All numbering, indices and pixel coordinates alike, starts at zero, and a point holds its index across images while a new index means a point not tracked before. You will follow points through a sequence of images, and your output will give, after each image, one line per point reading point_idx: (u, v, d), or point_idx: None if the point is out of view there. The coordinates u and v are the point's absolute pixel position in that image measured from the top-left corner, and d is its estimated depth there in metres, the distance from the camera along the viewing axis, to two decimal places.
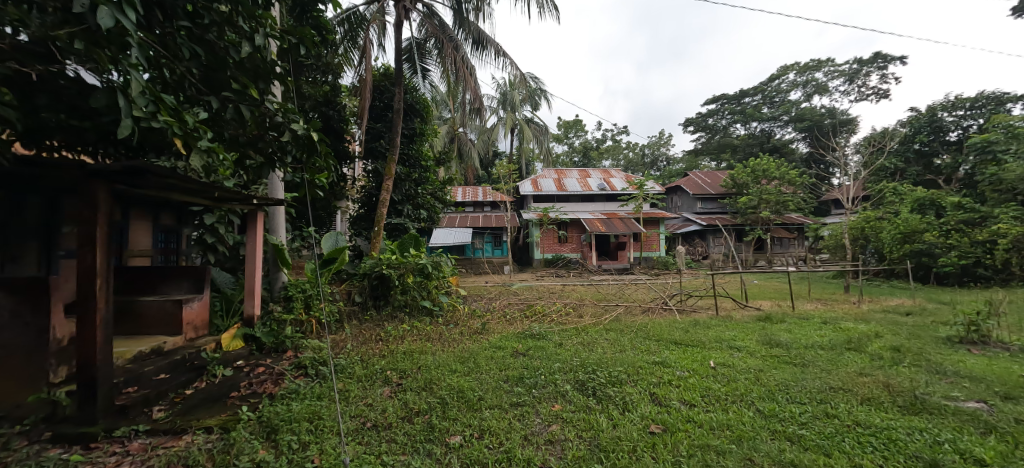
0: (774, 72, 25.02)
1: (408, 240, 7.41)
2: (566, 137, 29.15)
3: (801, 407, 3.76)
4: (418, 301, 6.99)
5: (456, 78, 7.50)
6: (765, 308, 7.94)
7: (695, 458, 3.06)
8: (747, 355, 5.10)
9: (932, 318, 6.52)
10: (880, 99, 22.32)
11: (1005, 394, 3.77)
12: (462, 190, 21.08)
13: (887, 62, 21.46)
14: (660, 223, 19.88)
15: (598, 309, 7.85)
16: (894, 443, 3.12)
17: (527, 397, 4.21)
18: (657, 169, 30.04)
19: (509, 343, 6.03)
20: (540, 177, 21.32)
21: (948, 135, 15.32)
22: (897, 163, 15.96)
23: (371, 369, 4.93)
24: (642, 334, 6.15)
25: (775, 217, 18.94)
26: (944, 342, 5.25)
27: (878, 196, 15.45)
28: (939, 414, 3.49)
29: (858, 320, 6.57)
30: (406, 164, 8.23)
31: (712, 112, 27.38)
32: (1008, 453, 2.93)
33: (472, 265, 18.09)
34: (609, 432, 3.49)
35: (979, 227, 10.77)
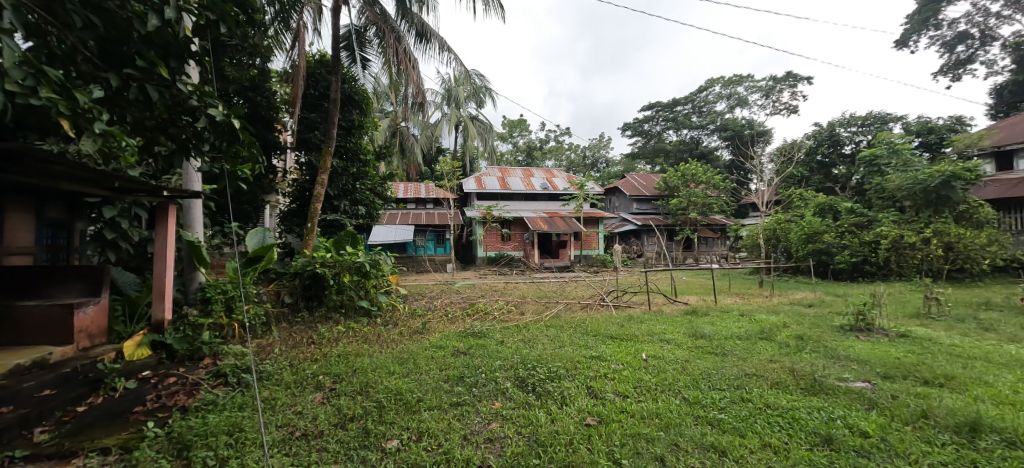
0: (703, 83, 26.96)
1: (345, 237, 7.01)
2: (510, 136, 29.37)
3: (721, 393, 4.09)
4: (356, 302, 6.66)
5: (398, 70, 7.27)
6: (691, 302, 8.55)
7: (627, 447, 3.20)
8: (674, 347, 5.43)
9: (828, 309, 7.39)
10: (791, 114, 24.91)
11: (884, 373, 4.37)
12: (404, 186, 20.51)
13: (797, 82, 23.99)
14: (599, 223, 20.70)
15: (539, 307, 7.97)
16: (797, 421, 3.48)
17: (468, 396, 4.18)
18: (598, 170, 31.21)
19: (450, 342, 5.95)
20: (485, 175, 21.30)
21: (843, 148, 17.41)
22: (803, 171, 17.90)
23: (302, 374, 4.63)
24: (579, 330, 6.34)
25: (702, 218, 20.49)
26: (838, 330, 5.96)
27: (786, 201, 17.22)
28: (833, 394, 3.95)
29: (769, 312, 7.27)
30: (344, 157, 7.80)
31: (648, 118, 28.92)
32: (885, 424, 3.39)
33: (414, 263, 17.66)
34: (548, 426, 3.55)
35: (867, 229, 12.35)
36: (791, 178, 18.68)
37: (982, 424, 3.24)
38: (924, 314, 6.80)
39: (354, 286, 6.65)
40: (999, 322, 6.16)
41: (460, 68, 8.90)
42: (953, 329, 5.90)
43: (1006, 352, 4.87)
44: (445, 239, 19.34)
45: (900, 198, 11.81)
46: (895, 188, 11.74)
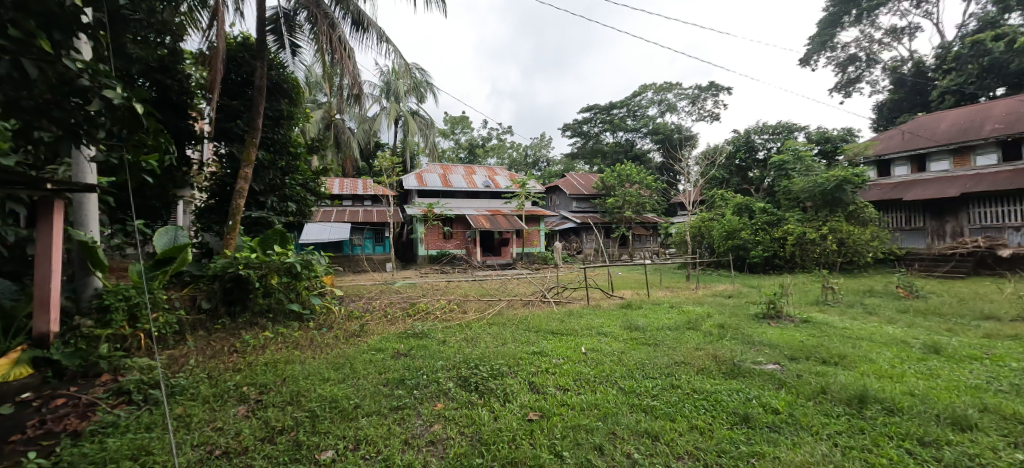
0: (637, 89, 28.44)
1: (274, 236, 6.46)
2: (452, 133, 29.05)
3: (653, 381, 4.33)
4: (285, 305, 6.21)
5: (332, 60, 6.89)
6: (626, 296, 8.98)
7: (567, 439, 3.28)
8: (611, 339, 5.67)
9: (745, 299, 8.11)
10: (713, 121, 27.10)
11: (790, 355, 4.88)
12: (340, 182, 19.49)
13: (718, 91, 26.12)
14: (540, 221, 21.15)
15: (481, 305, 7.94)
16: (719, 403, 3.78)
17: (409, 399, 4.05)
18: (539, 169, 31.87)
19: (389, 344, 5.75)
20: (426, 172, 20.87)
21: (757, 154, 19.21)
22: (723, 174, 19.52)
23: (222, 386, 4.21)
24: (521, 327, 6.40)
25: (636, 217, 21.66)
26: (753, 318, 6.55)
27: (710, 201, 18.67)
28: (749, 376, 4.34)
29: (695, 304, 7.83)
30: (271, 150, 7.22)
31: (587, 120, 29.97)
32: (792, 401, 3.79)
33: (352, 263, 16.88)
34: (490, 424, 3.54)
35: (776, 227, 13.69)
36: (714, 180, 20.29)
37: (868, 396, 3.73)
38: (822, 300, 7.70)
39: (283, 289, 6.17)
40: (879, 306, 7.14)
41: (399, 60, 8.62)
42: (844, 314, 6.73)
43: (885, 332, 5.64)
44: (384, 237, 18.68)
45: (803, 200, 13.32)
46: (799, 190, 13.17)
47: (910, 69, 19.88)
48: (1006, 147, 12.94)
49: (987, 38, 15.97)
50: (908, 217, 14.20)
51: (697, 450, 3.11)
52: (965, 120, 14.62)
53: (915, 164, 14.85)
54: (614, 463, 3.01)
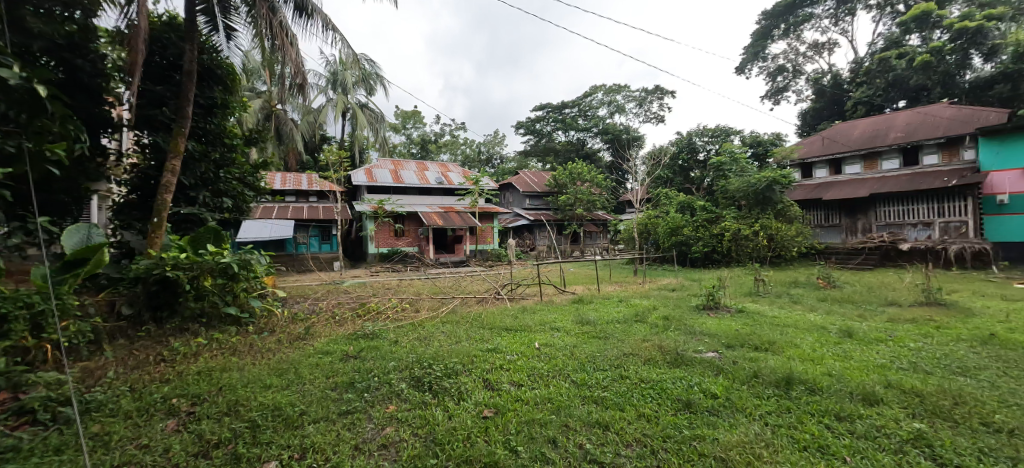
0: (588, 89, 29.22)
1: (207, 234, 5.90)
2: (404, 128, 28.34)
3: (604, 372, 4.48)
4: (221, 309, 5.78)
5: (273, 46, 6.52)
6: (578, 291, 9.22)
7: (522, 434, 3.31)
8: (564, 334, 5.79)
9: (686, 292, 8.60)
10: (658, 123, 28.45)
11: (726, 343, 5.23)
12: (282, 176, 18.37)
13: (663, 95, 27.45)
14: (493, 218, 21.19)
15: (435, 304, 7.83)
16: (664, 391, 3.98)
17: (359, 402, 3.90)
18: (492, 167, 31.95)
19: (338, 346, 5.53)
20: (376, 168, 20.20)
21: (698, 155, 20.36)
22: (668, 173, 20.52)
23: (148, 399, 3.85)
24: (476, 324, 6.39)
25: (587, 214, 22.30)
26: (695, 309, 6.95)
27: (655, 198, 19.57)
28: (691, 364, 4.61)
29: (641, 297, 8.19)
30: (203, 140, 6.66)
31: (540, 118, 30.37)
32: (729, 385, 4.06)
33: (296, 263, 16.04)
34: (445, 424, 3.49)
35: (714, 223, 14.58)
36: (659, 179, 21.24)
37: (794, 378, 4.08)
38: (754, 291, 8.34)
39: (219, 291, 5.72)
40: (802, 296, 7.83)
41: (347, 50, 8.27)
42: (773, 303, 7.32)
43: (807, 319, 6.20)
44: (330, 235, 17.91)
45: (738, 199, 14.29)
46: (735, 190, 14.17)
47: (829, 81, 21.96)
48: (905, 153, 14.63)
49: (892, 56, 17.94)
50: (826, 215, 15.70)
51: (644, 437, 3.26)
52: (873, 129, 16.38)
53: (833, 167, 16.44)
54: (567, 454, 3.08)
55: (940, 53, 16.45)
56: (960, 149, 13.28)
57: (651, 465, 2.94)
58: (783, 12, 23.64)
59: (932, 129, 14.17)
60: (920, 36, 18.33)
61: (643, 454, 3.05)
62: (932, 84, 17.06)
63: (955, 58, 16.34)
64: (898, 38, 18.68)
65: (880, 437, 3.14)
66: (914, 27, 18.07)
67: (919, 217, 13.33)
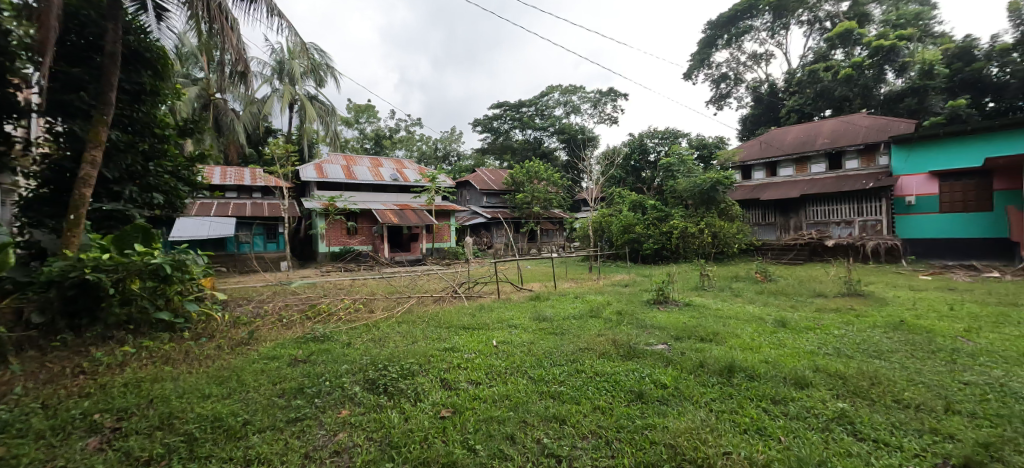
0: (544, 89, 29.63)
1: (135, 232, 5.37)
2: (357, 122, 27.40)
3: (561, 368, 4.56)
4: (151, 315, 5.31)
5: (210, 30, 6.11)
6: (535, 289, 9.33)
7: (480, 432, 3.30)
8: (521, 331, 5.85)
9: (637, 287, 8.97)
10: (612, 124, 29.37)
11: (675, 335, 5.49)
12: (222, 170, 17.17)
13: (616, 97, 28.37)
14: (450, 216, 21.02)
15: (390, 304, 7.65)
16: (618, 383, 4.12)
17: (309, 409, 3.72)
18: (450, 164, 31.62)
19: (286, 351, 5.26)
20: (326, 163, 19.36)
21: (649, 156, 21.15)
22: (621, 173, 21.22)
23: (64, 416, 3.46)
24: (432, 323, 6.30)
25: (544, 212, 22.64)
26: (646, 303, 7.25)
27: (609, 197, 20.20)
28: (642, 357, 4.80)
29: (596, 293, 8.44)
30: (129, 130, 6.08)
31: (497, 116, 30.43)
32: (677, 375, 4.27)
33: (239, 264, 15.09)
34: (401, 426, 3.41)
35: (663, 221, 15.24)
36: (613, 178, 21.92)
37: (735, 366, 4.35)
38: (699, 285, 8.85)
39: (149, 295, 5.24)
40: (741, 289, 8.37)
41: (295, 39, 7.87)
42: (716, 296, 7.78)
43: (746, 310, 6.65)
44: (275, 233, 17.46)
45: (686, 198, 15.06)
46: (683, 190, 14.90)
47: (766, 89, 23.63)
48: (831, 158, 16.01)
49: (820, 69, 19.56)
50: (763, 214, 16.84)
51: (599, 428, 3.35)
52: (804, 135, 17.81)
53: (769, 170, 17.69)
54: (524, 450, 3.11)
55: (860, 68, 18.16)
56: (876, 155, 14.78)
57: (606, 455, 3.03)
58: (726, 23, 25.08)
59: (853, 137, 15.62)
60: (844, 51, 20.14)
61: (598, 446, 3.14)
62: (853, 96, 18.81)
63: (872, 73, 18.11)
64: (825, 53, 20.42)
65: (809, 417, 3.42)
66: (839, 43, 19.83)
67: (842, 216, 14.64)
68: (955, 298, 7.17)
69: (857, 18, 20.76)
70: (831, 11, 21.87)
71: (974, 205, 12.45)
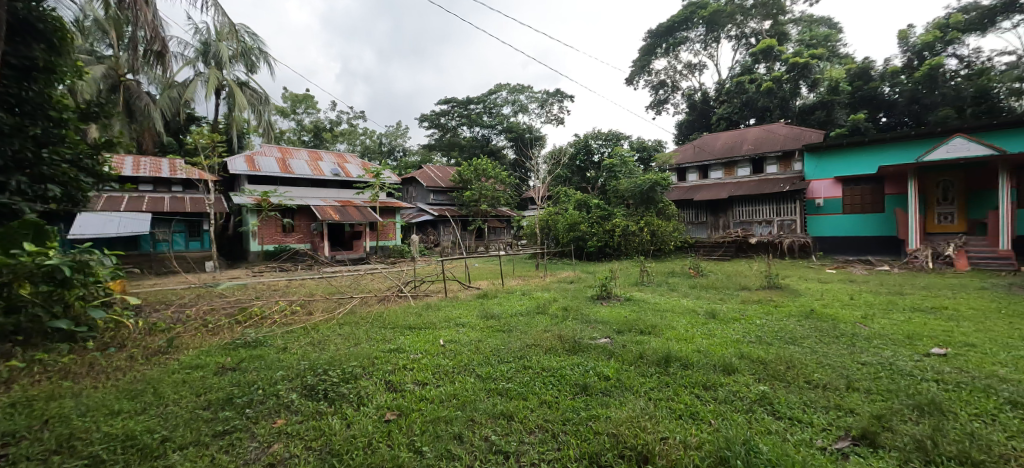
0: (493, 87, 29.70)
1: (23, 230, 4.66)
2: (294, 112, 25.80)
3: (508, 365, 4.60)
4: (44, 323, 4.64)
5: (120, 2, 5.46)
6: (482, 286, 9.33)
7: (427, 434, 3.24)
8: (468, 329, 5.81)
9: (580, 284, 9.26)
10: (558, 124, 30.06)
11: (617, 329, 5.73)
12: (134, 161, 15.46)
13: (563, 99, 29.07)
14: (396, 213, 20.51)
15: (330, 305, 7.30)
16: (563, 377, 4.23)
17: (238, 420, 3.44)
18: (395, 160, 30.75)
19: (212, 358, 4.86)
20: (259, 156, 18.06)
21: (593, 157, 21.60)
22: (566, 172, 21.78)
23: None
24: (376, 324, 6.10)
25: (492, 210, 22.73)
26: (591, 299, 7.51)
27: (556, 196, 20.69)
28: (587, 351, 4.96)
29: (542, 289, 8.62)
30: (16, 111, 5.28)
31: (444, 112, 30.12)
32: (618, 368, 4.45)
33: (156, 265, 13.66)
34: (342, 433, 3.27)
35: (607, 220, 15.73)
36: (559, 178, 22.47)
37: (671, 356, 4.63)
38: (639, 281, 9.31)
39: (43, 301, 4.53)
40: (677, 284, 8.90)
41: (222, 19, 7.25)
42: (654, 291, 8.23)
43: (681, 303, 7.11)
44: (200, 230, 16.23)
45: (627, 198, 15.78)
46: (625, 190, 15.61)
47: (699, 97, 25.36)
48: (755, 163, 17.50)
49: (746, 81, 21.33)
50: (696, 213, 18.02)
51: (545, 423, 3.42)
52: (731, 141, 19.29)
53: (702, 172, 18.95)
54: (472, 448, 3.09)
55: (780, 81, 20.02)
56: (792, 161, 16.45)
57: (552, 448, 3.10)
58: (665, 32, 26.54)
59: (773, 144, 17.20)
60: (766, 66, 22.09)
61: (545, 439, 3.21)
62: (774, 107, 20.70)
63: (789, 87, 20.04)
64: (750, 66, 22.28)
65: (735, 401, 3.72)
66: (762, 58, 21.72)
67: (763, 216, 16.05)
68: (855, 289, 8.14)
69: (777, 36, 22.86)
70: (755, 28, 23.88)
71: (870, 207, 14.15)
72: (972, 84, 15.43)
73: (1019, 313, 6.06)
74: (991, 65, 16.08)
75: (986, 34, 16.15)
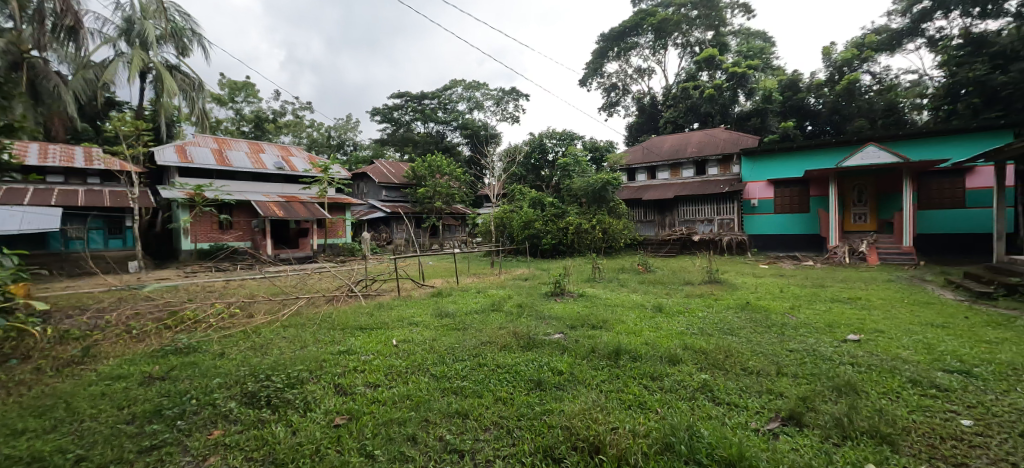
0: (448, 83, 29.38)
1: None
2: (232, 101, 24.07)
3: (463, 363, 4.58)
4: None
5: None
6: (436, 285, 9.23)
7: (379, 437, 3.16)
8: (423, 328, 5.73)
9: (535, 281, 9.40)
10: (514, 123, 30.26)
11: (570, 325, 5.87)
12: (41, 148, 13.77)
13: (518, 97, 29.26)
14: (346, 210, 19.74)
15: (273, 306, 6.93)
16: (518, 373, 4.27)
17: (168, 434, 3.17)
18: (345, 154, 29.56)
19: (138, 367, 4.46)
20: (191, 147, 16.69)
21: (548, 155, 21.94)
22: (522, 171, 22.00)
23: None
24: (325, 326, 5.85)
25: (446, 208, 22.49)
26: (545, 296, 7.64)
27: (510, 194, 20.84)
28: (541, 347, 5.03)
29: (497, 287, 8.67)
30: None
31: (397, 107, 29.41)
32: (571, 363, 4.55)
33: (68, 266, 12.24)
34: (287, 441, 3.11)
35: (560, 218, 16.08)
36: (514, 176, 22.62)
37: (621, 349, 4.82)
38: (591, 277, 9.59)
39: None
40: (626, 280, 9.28)
41: None
42: (605, 287, 8.53)
43: (630, 299, 7.41)
44: (122, 227, 14.72)
45: (581, 196, 16.20)
46: (578, 189, 16.03)
47: (648, 101, 26.52)
48: (698, 165, 18.56)
49: (691, 87, 22.57)
50: (644, 212, 18.82)
51: (500, 419, 3.45)
52: (677, 144, 20.34)
53: (650, 173, 19.84)
54: (426, 449, 3.05)
55: (721, 89, 21.36)
56: (731, 164, 17.57)
57: (507, 444, 3.12)
58: (616, 37, 27.48)
59: (714, 148, 18.34)
60: (708, 73, 23.48)
61: (500, 436, 3.23)
62: (715, 113, 22.07)
63: (729, 94, 21.43)
64: (694, 73, 23.59)
65: (680, 389, 3.93)
66: (704, 66, 23.06)
67: (705, 215, 17.07)
68: (784, 282, 8.89)
69: (718, 46, 24.39)
70: (699, 37, 25.30)
71: (797, 207, 15.40)
72: (882, 99, 17.35)
73: (918, 301, 6.90)
74: (898, 82, 18.11)
75: (895, 54, 18.17)
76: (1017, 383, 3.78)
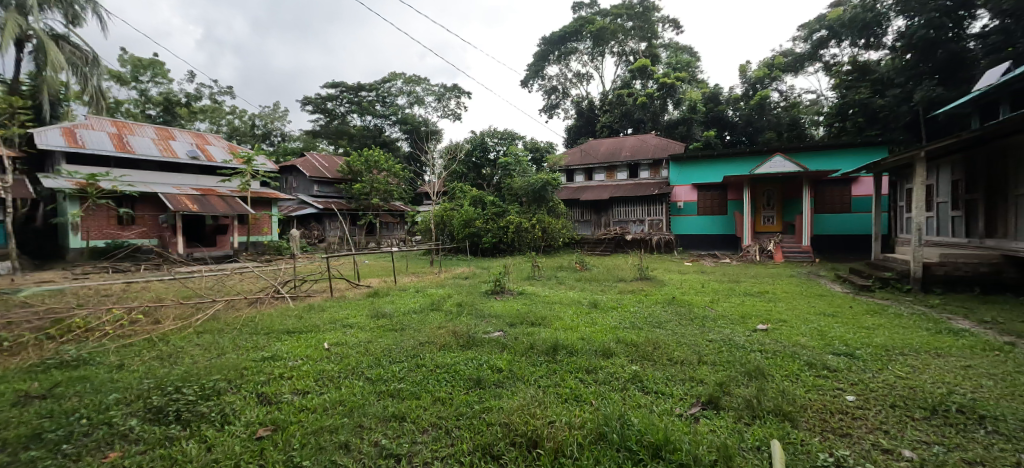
0: (387, 75, 28.39)
1: None
2: (136, 80, 21.38)
3: (400, 364, 4.46)
4: None
5: None
6: (372, 285, 8.90)
7: (308, 447, 2.99)
8: (357, 330, 5.50)
9: (475, 279, 9.40)
10: (456, 120, 29.97)
11: (509, 322, 5.96)
12: None
13: (460, 95, 29.02)
14: (273, 205, 18.35)
15: (184, 310, 6.27)
16: (457, 373, 4.25)
17: (51, 461, 2.75)
18: (271, 145, 27.49)
19: (9, 385, 3.81)
20: (83, 129, 14.57)
21: (489, 154, 21.94)
22: (462, 169, 21.80)
23: None
24: (247, 330, 5.41)
25: (384, 205, 21.73)
26: (485, 294, 7.66)
27: (451, 192, 20.63)
28: (480, 345, 5.05)
29: (437, 286, 8.54)
30: None
31: (332, 97, 27.91)
32: (510, 360, 4.62)
33: None
34: (201, 458, 2.83)
35: (501, 216, 16.23)
36: (455, 174, 22.37)
37: (559, 345, 4.98)
38: (529, 276, 9.76)
39: None
40: (564, 278, 9.59)
41: None
42: (543, 285, 8.74)
43: (567, 296, 7.65)
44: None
45: (521, 196, 16.46)
46: (519, 188, 16.26)
47: (586, 105, 27.57)
48: (631, 168, 19.64)
49: (625, 94, 23.79)
50: (581, 212, 19.57)
51: (439, 420, 3.41)
52: (613, 147, 21.39)
53: (587, 174, 20.74)
54: (360, 456, 2.93)
55: (652, 97, 22.73)
56: (660, 168, 18.82)
57: (446, 444, 3.10)
58: (557, 41, 28.25)
59: (646, 152, 19.53)
60: (641, 82, 24.90)
61: (438, 437, 3.19)
62: (648, 119, 23.46)
63: (659, 102, 22.88)
64: (629, 81, 24.89)
65: (613, 381, 4.14)
66: (638, 75, 24.44)
67: (638, 216, 18.13)
68: (704, 278, 9.70)
69: (650, 57, 25.97)
70: (634, 47, 26.70)
71: (717, 210, 16.85)
72: (787, 114, 19.49)
73: (813, 294, 7.86)
74: (800, 100, 20.44)
75: (798, 75, 20.46)
76: (888, 362, 4.46)
